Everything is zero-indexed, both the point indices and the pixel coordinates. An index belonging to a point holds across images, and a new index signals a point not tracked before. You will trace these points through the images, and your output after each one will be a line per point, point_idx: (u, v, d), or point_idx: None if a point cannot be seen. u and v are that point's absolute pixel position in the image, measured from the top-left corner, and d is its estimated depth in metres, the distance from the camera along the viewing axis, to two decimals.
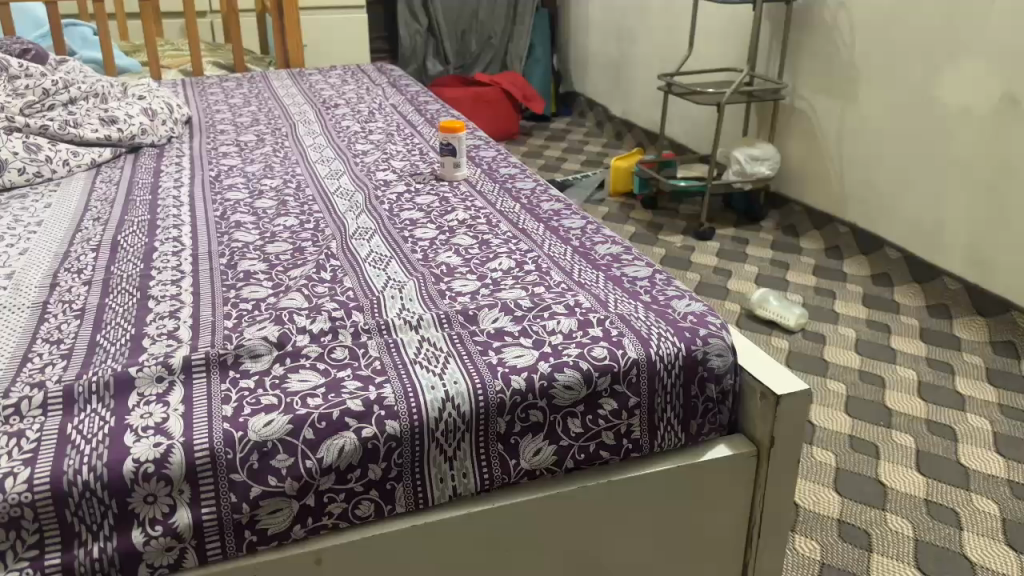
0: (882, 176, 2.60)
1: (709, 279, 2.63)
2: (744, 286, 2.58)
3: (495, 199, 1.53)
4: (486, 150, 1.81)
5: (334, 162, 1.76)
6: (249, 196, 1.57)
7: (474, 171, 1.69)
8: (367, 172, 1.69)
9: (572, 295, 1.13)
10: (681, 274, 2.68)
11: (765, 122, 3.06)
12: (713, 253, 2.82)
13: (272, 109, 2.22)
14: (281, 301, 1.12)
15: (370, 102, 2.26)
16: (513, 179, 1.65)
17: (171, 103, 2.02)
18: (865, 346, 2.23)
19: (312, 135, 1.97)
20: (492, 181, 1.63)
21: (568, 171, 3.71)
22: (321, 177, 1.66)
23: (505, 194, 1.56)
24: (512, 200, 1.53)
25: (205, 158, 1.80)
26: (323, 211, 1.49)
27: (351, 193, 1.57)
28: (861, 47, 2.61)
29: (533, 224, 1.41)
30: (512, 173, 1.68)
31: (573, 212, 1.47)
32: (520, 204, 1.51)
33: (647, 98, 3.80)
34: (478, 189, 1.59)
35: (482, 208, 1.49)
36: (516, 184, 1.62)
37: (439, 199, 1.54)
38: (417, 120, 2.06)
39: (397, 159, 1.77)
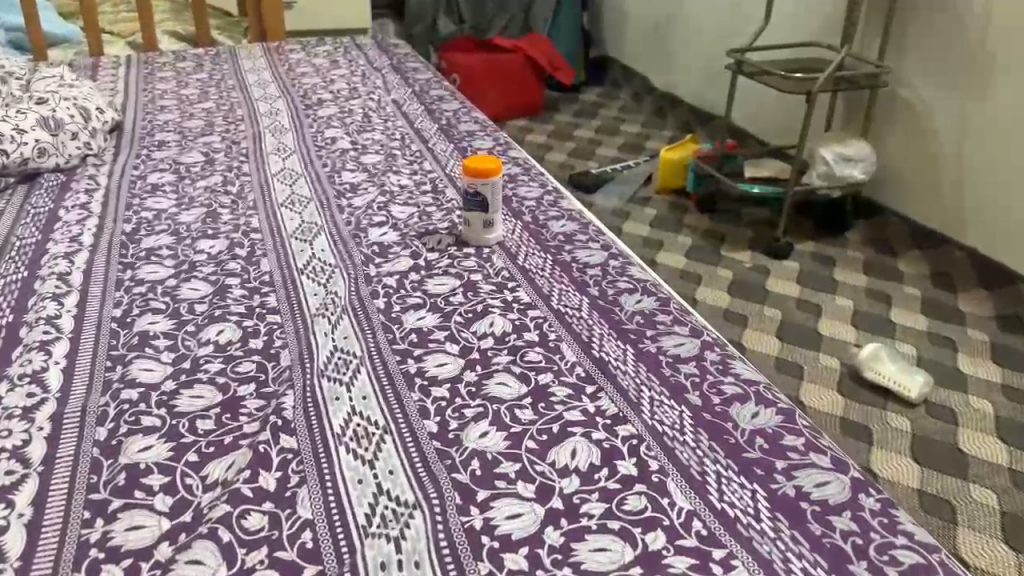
0: (1012, 191, 2.05)
1: (791, 316, 2.10)
2: (838, 326, 2.06)
3: (550, 302, 1.22)
4: (533, 215, 1.46)
5: (306, 208, 1.43)
6: (172, 276, 1.22)
7: (507, 240, 1.36)
8: (358, 233, 1.37)
9: (722, 569, 0.80)
10: (755, 309, 2.13)
11: (858, 113, 2.48)
12: (794, 278, 2.28)
13: (236, 106, 1.77)
14: (178, 563, 0.78)
15: (365, 97, 1.83)
16: (581, 275, 1.29)
17: (88, 106, 1.57)
18: (1012, 430, 1.71)
19: (289, 162, 1.56)
20: (565, 278, 1.28)
21: (605, 156, 3.11)
22: (291, 251, 1.31)
23: (566, 300, 1.22)
24: (603, 323, 1.18)
25: (123, 194, 1.41)
26: (287, 324, 1.14)
27: (336, 282, 1.24)
28: (995, 25, 2.02)
29: (614, 361, 1.10)
30: (572, 252, 1.36)
31: (684, 367, 1.09)
32: (603, 325, 1.17)
33: (700, 73, 3.20)
34: (540, 288, 1.25)
35: (512, 322, 1.16)
36: (584, 290, 1.26)
37: (466, 303, 1.20)
38: (424, 141, 1.65)
39: (399, 207, 1.44)
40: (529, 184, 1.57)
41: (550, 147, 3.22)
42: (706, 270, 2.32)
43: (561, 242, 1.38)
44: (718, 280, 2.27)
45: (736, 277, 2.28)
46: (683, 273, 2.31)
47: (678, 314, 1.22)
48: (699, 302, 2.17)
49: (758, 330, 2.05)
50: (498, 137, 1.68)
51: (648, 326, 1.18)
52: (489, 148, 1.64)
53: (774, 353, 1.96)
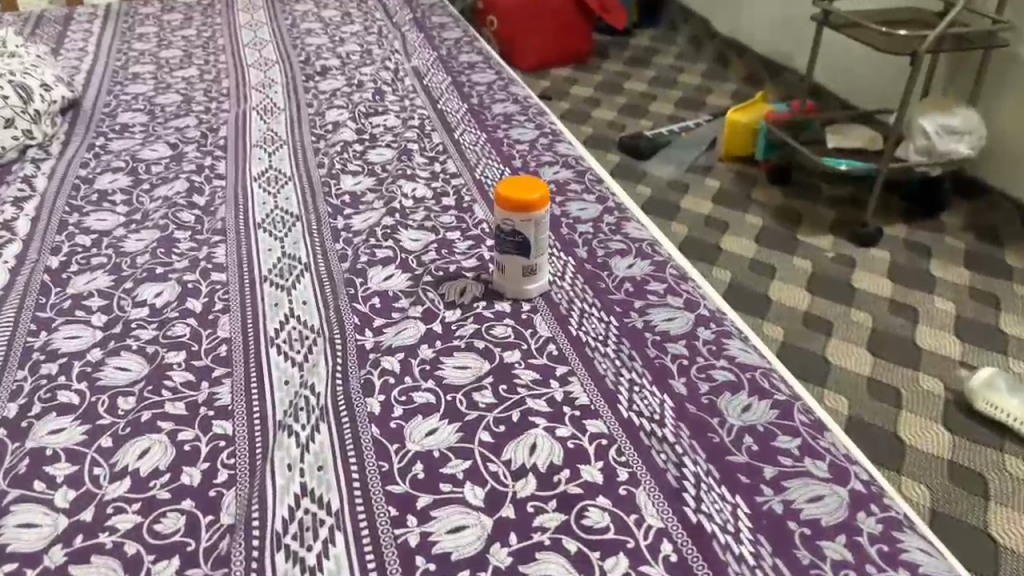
0: None
1: (883, 322, 1.77)
2: (939, 338, 1.73)
3: (620, 415, 0.84)
4: (589, 244, 1.10)
5: (289, 233, 1.09)
6: (97, 346, 0.91)
7: (553, 295, 1.00)
8: (350, 283, 1.01)
9: None
10: (841, 317, 1.79)
11: (970, 77, 2.10)
12: (885, 273, 1.94)
13: (222, 75, 1.45)
14: None
15: (380, 66, 1.49)
16: (664, 363, 0.91)
17: (29, 83, 1.27)
18: None
19: (276, 160, 1.23)
20: (643, 370, 0.90)
21: (660, 116, 2.72)
22: (262, 311, 0.96)
23: (640, 411, 0.84)
24: (700, 457, 0.80)
25: (59, 204, 1.12)
26: (240, 442, 0.80)
27: (316, 367, 0.89)
28: None
29: (720, 532, 0.72)
30: (644, 313, 0.99)
31: (835, 550, 0.71)
32: (695, 462, 0.79)
33: (775, 21, 2.79)
34: (604, 389, 0.87)
35: (563, 457, 0.79)
36: (667, 389, 0.87)
37: (501, 416, 0.83)
38: (450, 132, 1.31)
39: (408, 236, 1.09)
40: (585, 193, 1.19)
41: (598, 103, 2.85)
42: (781, 263, 1.97)
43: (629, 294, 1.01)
44: (794, 277, 1.92)
45: (817, 275, 1.92)
46: (751, 263, 1.97)
47: (808, 435, 0.83)
48: (773, 301, 1.84)
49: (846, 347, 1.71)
50: (542, 123, 1.33)
51: (768, 464, 0.80)
52: (532, 145, 1.29)
53: (866, 378, 1.62)
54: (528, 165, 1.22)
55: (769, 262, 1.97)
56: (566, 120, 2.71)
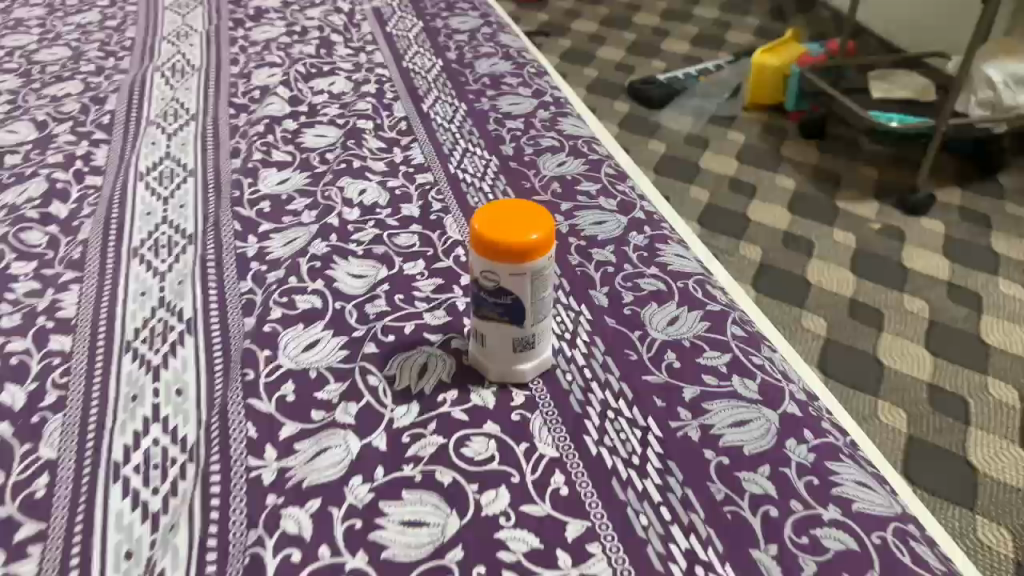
0: None
1: (942, 312, 1.47)
2: (1013, 332, 1.42)
3: (693, 454, 0.49)
4: (622, 187, 0.72)
5: (177, 191, 0.72)
6: None
7: (577, 269, 0.63)
8: (248, 253, 0.64)
9: None
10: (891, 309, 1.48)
11: None
12: (941, 249, 1.62)
13: (130, 20, 1.08)
14: None
15: (331, 6, 1.07)
16: (769, 370, 0.55)
17: None
18: None
19: (179, 95, 0.87)
20: (725, 367, 0.54)
21: (674, 55, 2.36)
22: (119, 301, 0.61)
23: (735, 457, 0.49)
24: (840, 534, 0.45)
25: None
26: (44, 533, 0.46)
27: (181, 399, 0.53)
28: None
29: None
30: (717, 288, 0.62)
31: None
32: (837, 547, 0.44)
33: None
34: (666, 407, 0.52)
35: (610, 540, 0.44)
36: (777, 404, 0.52)
37: (491, 468, 0.48)
38: (398, 58, 0.94)
39: (348, 185, 0.71)
40: (603, 134, 0.83)
41: (604, 39, 2.49)
42: (819, 235, 1.64)
43: (694, 262, 0.64)
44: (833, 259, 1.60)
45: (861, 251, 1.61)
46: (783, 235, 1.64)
47: None
48: (811, 287, 1.52)
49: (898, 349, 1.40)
50: None
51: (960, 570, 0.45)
52: (516, 69, 0.91)
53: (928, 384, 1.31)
54: (513, 98, 0.85)
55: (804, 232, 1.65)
56: (566, 62, 2.36)
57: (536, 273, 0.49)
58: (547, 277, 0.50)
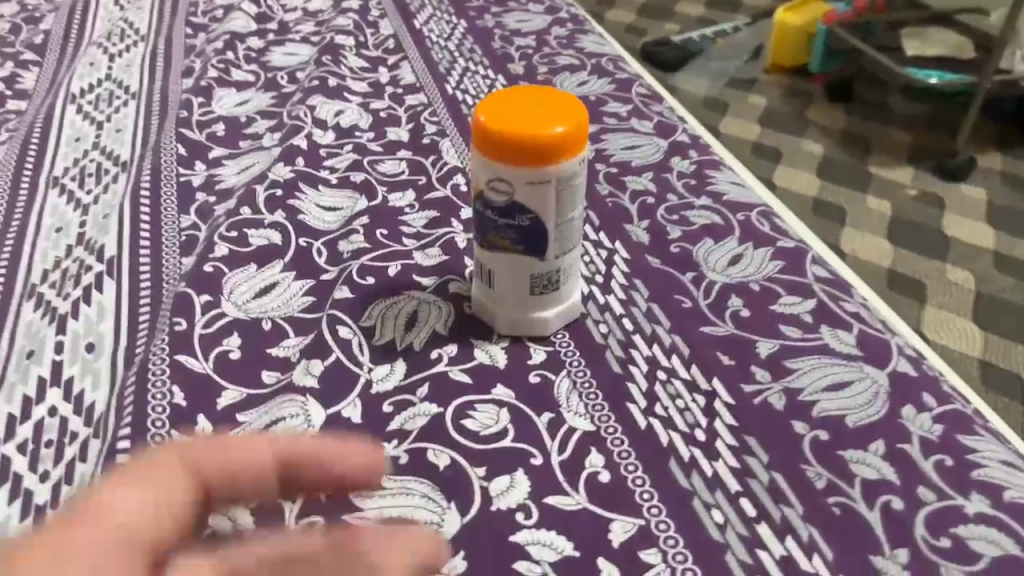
0: None
1: (1003, 288, 1.18)
2: None
3: (779, 427, 0.36)
4: (658, 106, 0.59)
5: (113, 114, 0.59)
6: None
7: (608, 200, 0.50)
8: (194, 182, 0.51)
9: None
10: (958, 306, 1.15)
11: None
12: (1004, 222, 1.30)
13: None
14: None
15: None
16: (867, 320, 0.42)
17: None
18: None
19: (128, 13, 0.73)
20: (810, 316, 0.42)
21: (688, 17, 2.22)
22: (28, 238, 0.48)
23: (835, 433, 0.36)
24: (993, 535, 0.33)
25: None
26: None
27: (91, 355, 0.40)
28: None
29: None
30: (785, 222, 0.49)
31: None
32: (991, 553, 0.32)
33: None
34: (736, 365, 0.39)
35: (675, 545, 0.32)
36: (883, 361, 0.40)
37: (503, 446, 0.35)
38: None
39: (321, 106, 0.58)
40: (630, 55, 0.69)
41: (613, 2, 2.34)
42: (845, 193, 1.36)
43: (755, 191, 0.51)
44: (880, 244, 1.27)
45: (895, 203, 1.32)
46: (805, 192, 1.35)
47: None
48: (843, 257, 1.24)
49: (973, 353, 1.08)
50: None
51: None
52: None
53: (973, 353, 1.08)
54: (522, 15, 0.72)
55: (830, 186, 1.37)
56: None
57: (560, 182, 0.36)
58: (577, 190, 0.37)
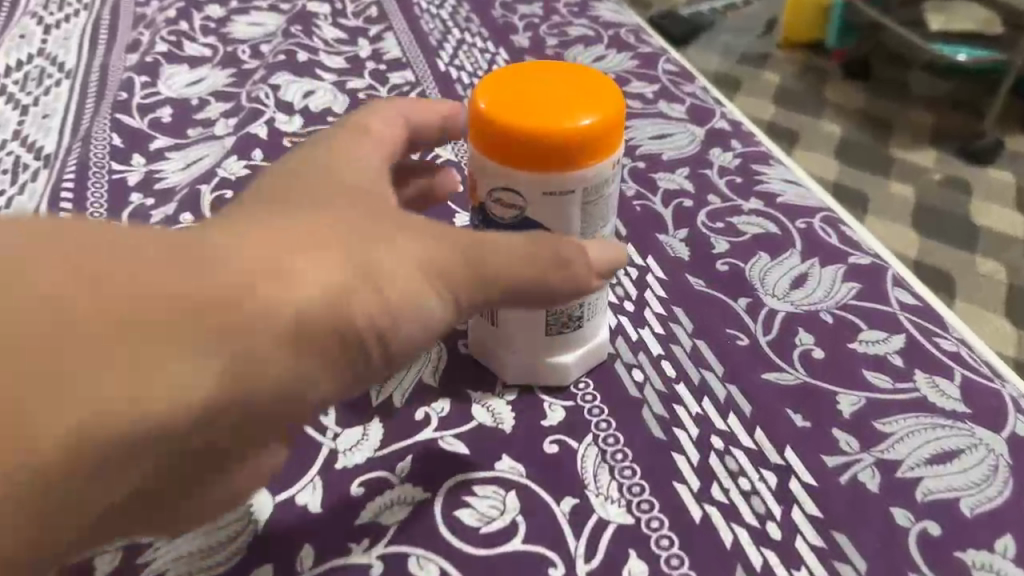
0: None
1: None
2: None
3: (875, 517, 0.27)
4: (690, 86, 0.49)
5: (42, 98, 0.48)
6: None
7: (635, 202, 0.40)
8: (130, 179, 0.42)
9: None
10: (994, 290, 0.81)
11: None
12: None
13: None
14: None
15: None
16: (970, 364, 0.33)
17: None
18: None
19: None
20: (900, 359, 0.33)
21: None
22: None
23: (948, 525, 0.27)
24: None
25: None
26: None
27: None
28: None
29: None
30: (855, 230, 0.39)
31: None
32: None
33: None
34: (812, 430, 0.30)
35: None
36: (998, 421, 0.31)
37: (513, 549, 0.26)
38: None
39: (287, 85, 0.48)
40: None
41: None
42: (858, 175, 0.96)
43: (814, 192, 0.42)
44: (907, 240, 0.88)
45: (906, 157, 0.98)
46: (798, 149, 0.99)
47: None
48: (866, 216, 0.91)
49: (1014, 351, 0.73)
50: None
51: None
52: None
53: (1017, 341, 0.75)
54: None
55: (833, 138, 1.01)
56: None
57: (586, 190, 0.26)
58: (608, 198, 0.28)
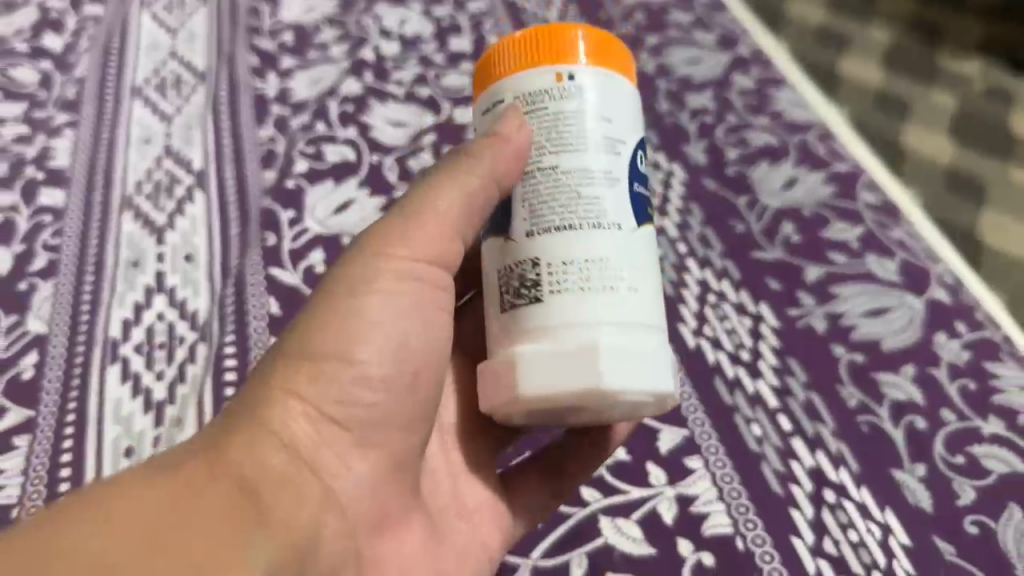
0: None
1: None
2: None
3: (819, 348, 0.39)
4: (723, 13, 0.58)
5: (187, 20, 0.59)
6: None
7: (668, 117, 0.51)
8: (268, 94, 0.53)
9: None
10: None
11: None
12: None
13: None
14: None
15: None
16: (912, 248, 0.43)
17: None
18: None
19: None
20: (857, 244, 0.43)
21: None
22: (119, 149, 0.51)
23: (870, 357, 0.39)
24: (1007, 455, 0.36)
25: None
26: (33, 422, 0.40)
27: (190, 265, 0.45)
28: None
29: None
30: (841, 140, 0.49)
31: None
32: (1001, 471, 0.36)
33: None
34: (783, 292, 0.41)
35: (715, 454, 0.36)
36: (921, 286, 0.42)
37: None
38: None
39: (385, 12, 0.58)
40: None
41: None
42: None
43: (815, 110, 0.51)
44: None
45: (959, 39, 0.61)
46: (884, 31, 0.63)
47: None
48: None
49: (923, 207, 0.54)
50: None
51: None
52: None
53: (925, 200, 0.54)
54: None
55: None
56: None
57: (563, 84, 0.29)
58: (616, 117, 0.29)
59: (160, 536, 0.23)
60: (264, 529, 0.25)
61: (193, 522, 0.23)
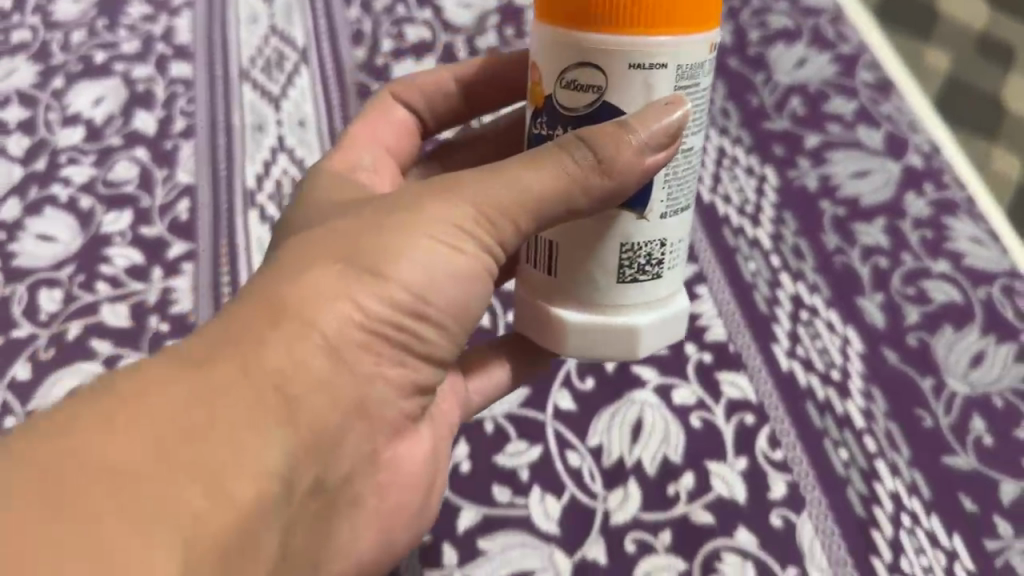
0: None
1: None
2: None
3: (809, 203, 0.49)
4: None
5: None
6: None
7: None
8: None
9: None
10: None
11: None
12: None
13: None
14: None
15: None
16: (898, 121, 0.52)
17: None
18: None
19: None
20: (852, 116, 0.52)
21: None
22: (230, 27, 0.61)
23: (849, 211, 0.49)
24: (949, 288, 0.47)
25: None
26: (193, 252, 0.52)
27: (303, 129, 0.56)
28: None
29: (982, 442, 0.43)
30: (853, 21, 0.56)
31: None
32: (942, 300, 0.46)
33: None
34: (785, 157, 0.51)
35: (716, 279, 0.47)
36: (900, 153, 0.51)
37: None
38: None
39: None
40: None
41: None
42: None
43: None
44: None
45: None
46: None
47: None
48: None
49: (948, 72, 0.53)
50: None
51: None
52: None
53: (954, 64, 0.53)
54: None
55: None
56: None
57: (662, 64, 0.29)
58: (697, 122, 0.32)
59: (171, 443, 0.25)
60: (292, 433, 0.27)
61: (218, 425, 0.26)
